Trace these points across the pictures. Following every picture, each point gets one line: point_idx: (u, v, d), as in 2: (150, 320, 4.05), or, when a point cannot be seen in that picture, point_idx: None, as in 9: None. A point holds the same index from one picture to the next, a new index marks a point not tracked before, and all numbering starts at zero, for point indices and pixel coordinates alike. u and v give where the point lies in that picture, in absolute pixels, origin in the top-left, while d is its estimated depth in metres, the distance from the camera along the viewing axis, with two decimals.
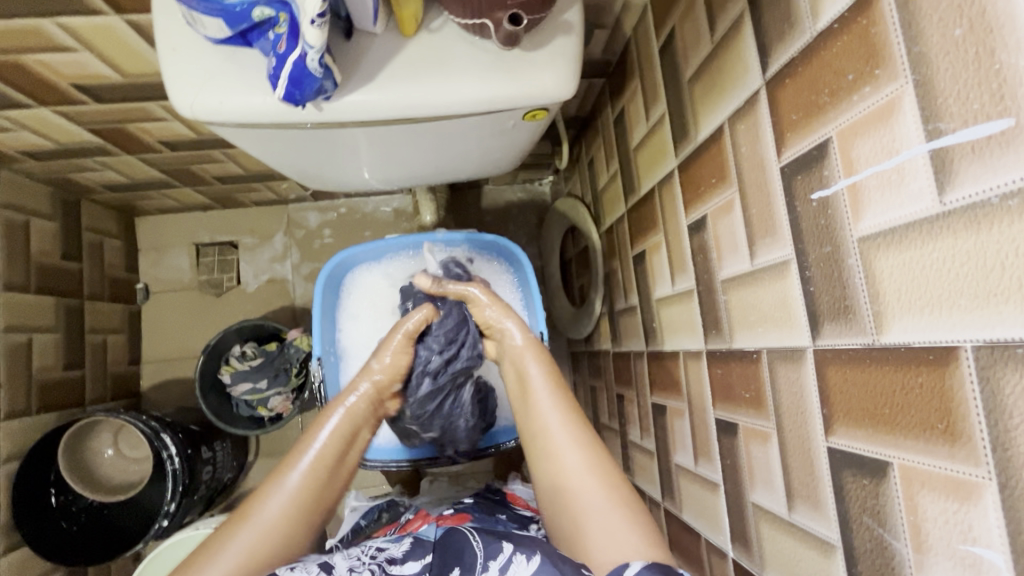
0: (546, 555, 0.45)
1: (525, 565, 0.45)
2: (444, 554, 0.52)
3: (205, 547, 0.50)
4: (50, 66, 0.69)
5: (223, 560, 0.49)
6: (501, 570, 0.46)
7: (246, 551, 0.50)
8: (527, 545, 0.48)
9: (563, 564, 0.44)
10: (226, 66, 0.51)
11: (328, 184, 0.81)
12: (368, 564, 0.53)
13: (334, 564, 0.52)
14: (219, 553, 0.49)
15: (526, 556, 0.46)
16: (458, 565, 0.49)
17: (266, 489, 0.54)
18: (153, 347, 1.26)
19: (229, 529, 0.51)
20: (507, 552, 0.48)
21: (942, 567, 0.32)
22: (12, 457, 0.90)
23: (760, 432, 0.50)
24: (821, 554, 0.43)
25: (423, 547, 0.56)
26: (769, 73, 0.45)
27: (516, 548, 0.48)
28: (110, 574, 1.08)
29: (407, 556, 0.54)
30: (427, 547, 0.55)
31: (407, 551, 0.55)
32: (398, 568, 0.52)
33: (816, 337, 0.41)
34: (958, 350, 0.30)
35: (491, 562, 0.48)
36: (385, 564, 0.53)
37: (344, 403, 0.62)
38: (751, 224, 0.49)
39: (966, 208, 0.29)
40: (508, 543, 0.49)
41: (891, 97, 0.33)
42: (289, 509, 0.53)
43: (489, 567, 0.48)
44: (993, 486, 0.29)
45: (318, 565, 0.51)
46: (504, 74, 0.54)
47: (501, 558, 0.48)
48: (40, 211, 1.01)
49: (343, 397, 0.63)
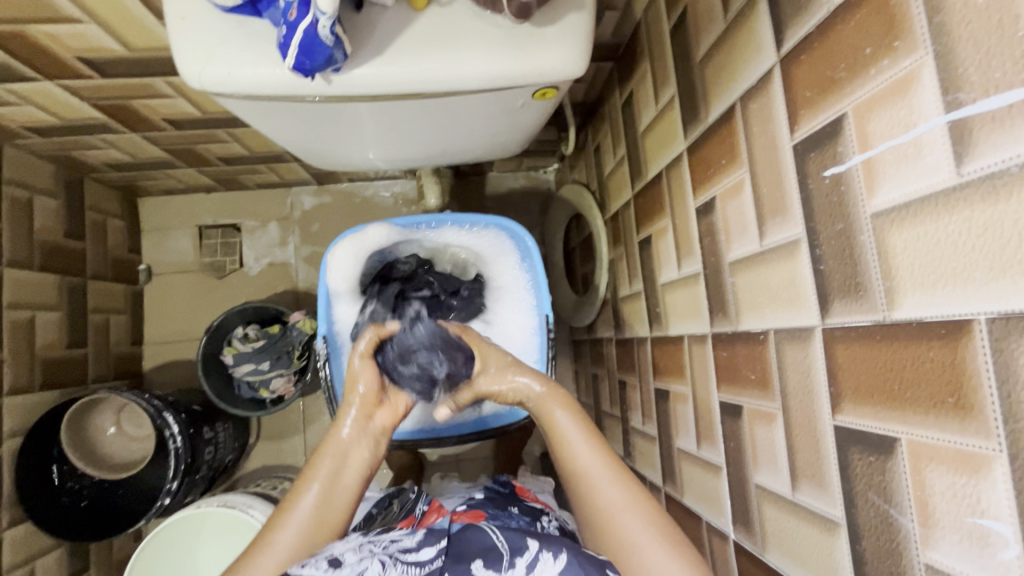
0: (572, 555, 0.48)
1: (552, 563, 0.47)
2: (461, 546, 0.51)
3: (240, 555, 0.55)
4: (56, 37, 0.68)
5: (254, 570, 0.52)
6: (527, 568, 0.48)
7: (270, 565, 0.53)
8: (553, 542, 0.49)
9: (588, 565, 0.47)
10: (235, 36, 0.51)
11: (333, 161, 0.81)
12: (379, 554, 0.50)
13: (344, 557, 0.50)
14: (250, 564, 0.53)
15: (552, 554, 0.48)
16: (481, 557, 0.49)
17: (277, 524, 0.56)
18: (155, 328, 1.26)
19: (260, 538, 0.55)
20: (534, 549, 0.49)
21: (949, 541, 0.32)
22: (15, 434, 0.90)
23: (765, 413, 0.50)
24: (824, 532, 0.43)
25: (439, 534, 0.53)
26: (783, 51, 0.44)
27: (541, 544, 0.49)
28: (111, 551, 1.09)
29: (421, 544, 0.51)
30: (442, 532, 0.53)
31: (421, 539, 0.52)
32: (413, 555, 0.50)
33: (825, 316, 0.41)
34: (972, 323, 0.30)
35: (517, 558, 0.48)
36: (398, 554, 0.50)
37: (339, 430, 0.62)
38: (761, 204, 0.49)
39: (985, 178, 0.29)
40: (534, 539, 0.50)
41: (910, 69, 0.32)
42: (304, 539, 0.55)
43: (515, 563, 0.48)
44: (1003, 458, 0.29)
45: (328, 560, 0.49)
46: (516, 49, 0.53)
47: (527, 555, 0.49)
48: (43, 188, 1.01)
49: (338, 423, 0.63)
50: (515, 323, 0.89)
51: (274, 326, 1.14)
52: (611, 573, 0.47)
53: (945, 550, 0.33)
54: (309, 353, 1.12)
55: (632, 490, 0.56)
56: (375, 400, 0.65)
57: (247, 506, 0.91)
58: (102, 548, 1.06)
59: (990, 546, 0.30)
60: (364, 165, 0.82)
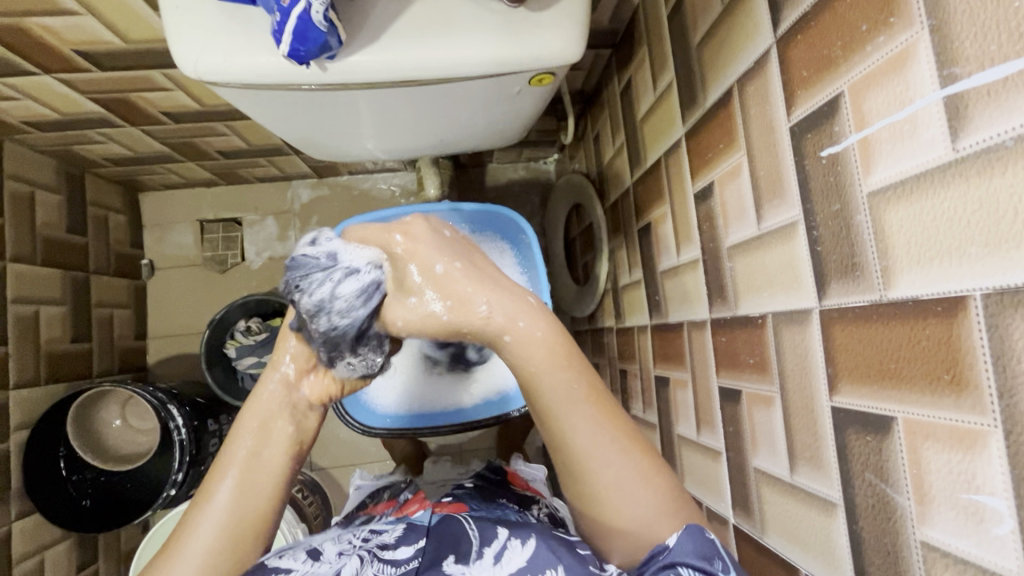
0: (541, 539, 0.49)
1: (520, 549, 0.49)
2: (438, 540, 0.52)
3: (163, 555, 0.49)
4: (53, 30, 0.68)
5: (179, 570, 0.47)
6: (495, 556, 0.49)
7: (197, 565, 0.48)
8: (521, 531, 0.52)
9: (561, 551, 0.47)
10: (229, 25, 0.51)
11: (330, 151, 0.81)
12: (358, 549, 0.53)
13: (323, 549, 0.53)
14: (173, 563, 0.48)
15: (521, 541, 0.50)
16: (454, 553, 0.50)
17: (192, 521, 0.50)
18: (158, 323, 1.27)
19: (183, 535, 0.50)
20: (502, 538, 0.51)
21: (945, 518, 0.32)
22: (22, 426, 0.91)
23: (763, 397, 0.50)
24: (822, 514, 0.43)
25: (418, 531, 0.54)
26: (780, 32, 0.44)
27: (509, 535, 0.52)
28: (119, 542, 1.10)
29: (400, 541, 0.53)
30: (420, 530, 0.54)
31: (400, 536, 0.54)
32: (390, 553, 0.51)
33: (822, 297, 0.41)
34: (967, 299, 0.30)
35: (486, 549, 0.50)
36: (377, 550, 0.52)
37: (260, 407, 0.55)
38: (759, 187, 0.49)
39: (981, 153, 0.28)
40: (504, 529, 0.53)
41: (905, 46, 0.32)
42: (223, 538, 0.50)
43: (484, 553, 0.50)
44: (998, 433, 0.29)
45: (307, 552, 0.52)
46: (511, 34, 0.53)
47: (495, 545, 0.51)
48: (44, 183, 1.01)
49: (256, 397, 0.55)
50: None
51: (276, 319, 1.14)
52: (582, 551, 0.48)
53: (941, 527, 0.33)
54: None
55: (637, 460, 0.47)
56: (306, 364, 0.58)
57: None
58: (110, 538, 1.07)
59: (985, 521, 0.30)
60: (362, 155, 0.82)
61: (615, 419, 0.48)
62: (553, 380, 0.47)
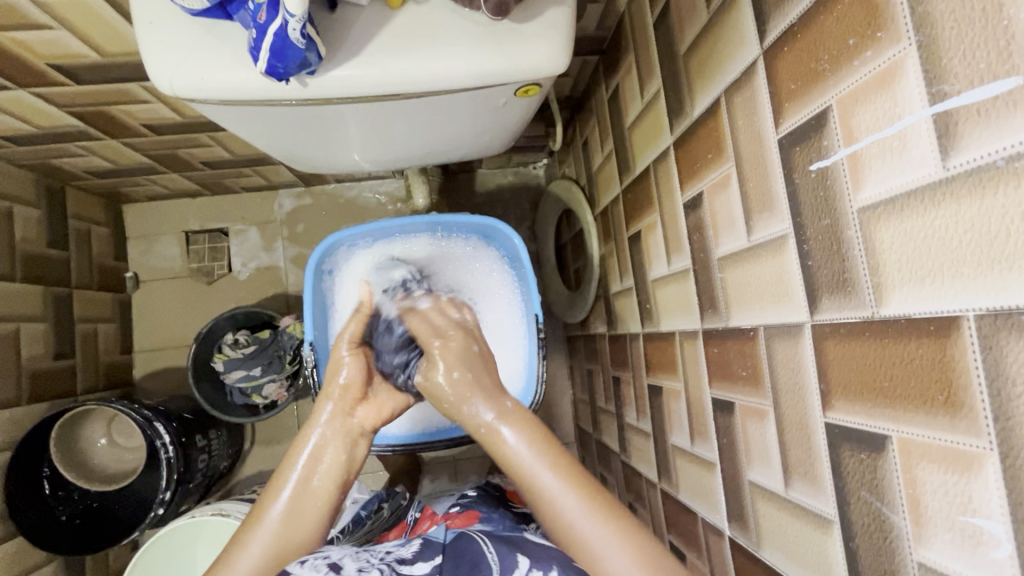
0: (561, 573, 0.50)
1: None
2: (454, 561, 0.53)
3: (225, 555, 0.55)
4: (26, 44, 0.66)
5: (240, 568, 0.53)
6: None
7: (253, 567, 0.53)
8: (543, 561, 0.52)
9: None
10: (206, 41, 0.50)
11: (315, 164, 0.80)
12: (377, 564, 0.52)
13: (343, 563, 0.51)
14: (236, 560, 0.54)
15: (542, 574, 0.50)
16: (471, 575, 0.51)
17: (246, 535, 0.55)
18: (145, 336, 1.24)
19: (245, 534, 0.56)
20: (524, 568, 0.51)
21: (942, 540, 0.32)
22: (4, 447, 0.89)
23: (757, 409, 0.49)
24: (817, 530, 0.42)
25: (434, 548, 0.55)
26: (765, 43, 0.44)
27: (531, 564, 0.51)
28: (107, 563, 1.08)
29: (416, 556, 0.54)
30: (437, 547, 0.55)
31: (417, 551, 0.55)
32: (407, 568, 0.52)
33: (814, 311, 0.41)
34: (960, 320, 0.29)
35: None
36: (395, 564, 0.52)
37: (318, 424, 0.62)
38: (748, 199, 0.48)
39: (971, 172, 0.28)
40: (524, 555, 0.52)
41: (893, 60, 0.32)
42: (272, 550, 0.55)
43: None
44: (994, 457, 0.28)
45: (328, 565, 0.51)
46: (494, 46, 0.52)
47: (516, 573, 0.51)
48: (23, 198, 0.99)
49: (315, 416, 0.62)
50: (499, 321, 0.88)
51: (265, 330, 1.13)
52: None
53: (938, 548, 0.32)
54: (301, 357, 1.11)
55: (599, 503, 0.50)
56: (358, 392, 0.65)
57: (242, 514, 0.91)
58: (98, 558, 1.05)
59: (982, 544, 0.29)
60: (348, 166, 0.81)
61: (563, 457, 0.53)
62: (517, 449, 0.53)
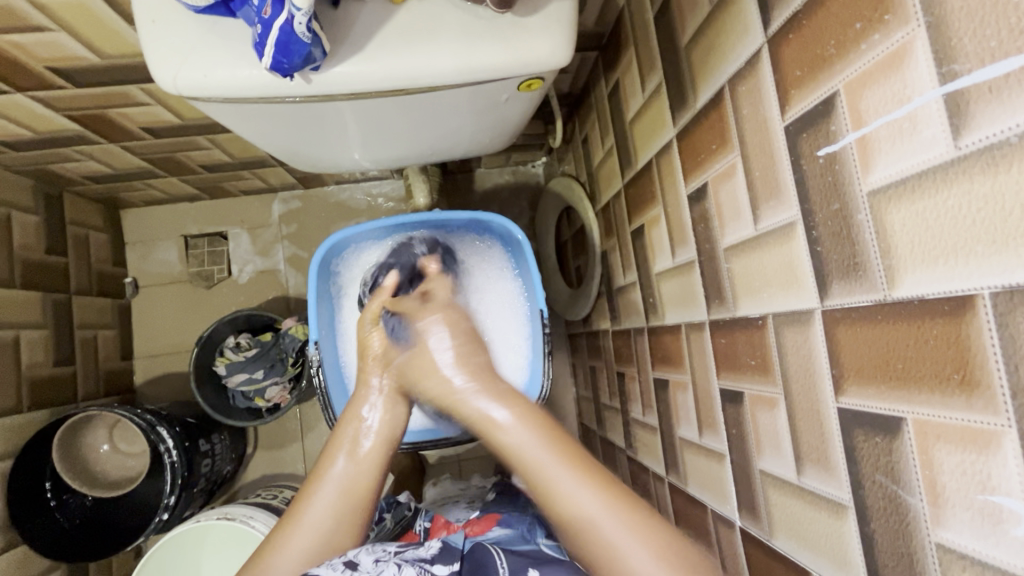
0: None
1: None
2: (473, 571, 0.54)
3: (292, 514, 0.60)
4: (25, 47, 0.66)
5: (314, 515, 0.60)
6: None
7: (314, 541, 0.58)
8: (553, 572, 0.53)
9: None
10: (208, 38, 0.49)
11: (314, 163, 0.79)
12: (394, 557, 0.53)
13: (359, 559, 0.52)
14: (308, 510, 0.60)
15: None
16: None
17: (312, 490, 0.62)
18: (145, 342, 1.24)
19: (310, 490, 0.62)
20: None
21: (960, 519, 0.32)
22: (6, 456, 0.89)
23: (767, 398, 0.50)
24: (831, 516, 0.42)
25: (452, 553, 0.56)
26: (769, 32, 0.44)
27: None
28: (111, 570, 1.07)
29: (436, 558, 0.54)
30: (455, 553, 0.56)
31: (436, 554, 0.55)
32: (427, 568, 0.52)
33: (824, 298, 0.41)
34: (975, 298, 0.30)
35: None
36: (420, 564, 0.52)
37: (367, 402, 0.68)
38: (755, 187, 0.48)
39: (984, 150, 0.28)
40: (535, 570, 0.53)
41: (902, 43, 0.32)
42: (338, 501, 0.61)
43: None
44: (1013, 434, 0.28)
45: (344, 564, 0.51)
46: (496, 40, 0.52)
47: None
48: (21, 204, 0.98)
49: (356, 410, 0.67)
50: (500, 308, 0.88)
51: (267, 333, 1.12)
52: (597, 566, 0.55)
53: (956, 529, 0.32)
54: (303, 359, 1.11)
55: (553, 445, 0.58)
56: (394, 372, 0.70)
57: (247, 517, 0.90)
58: (102, 566, 1.04)
59: (1002, 522, 0.29)
60: (351, 166, 0.81)
61: (555, 439, 0.59)
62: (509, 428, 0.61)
